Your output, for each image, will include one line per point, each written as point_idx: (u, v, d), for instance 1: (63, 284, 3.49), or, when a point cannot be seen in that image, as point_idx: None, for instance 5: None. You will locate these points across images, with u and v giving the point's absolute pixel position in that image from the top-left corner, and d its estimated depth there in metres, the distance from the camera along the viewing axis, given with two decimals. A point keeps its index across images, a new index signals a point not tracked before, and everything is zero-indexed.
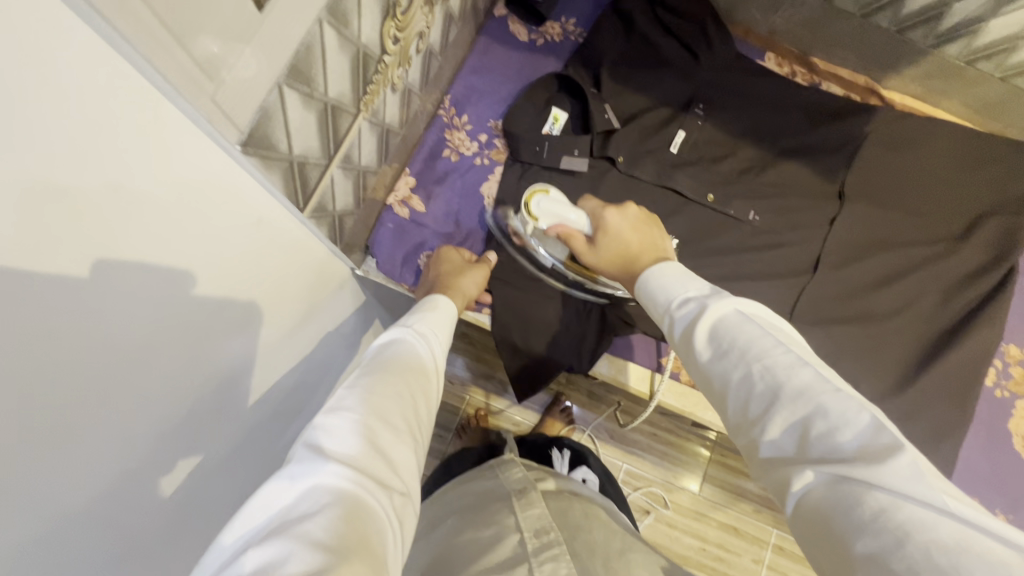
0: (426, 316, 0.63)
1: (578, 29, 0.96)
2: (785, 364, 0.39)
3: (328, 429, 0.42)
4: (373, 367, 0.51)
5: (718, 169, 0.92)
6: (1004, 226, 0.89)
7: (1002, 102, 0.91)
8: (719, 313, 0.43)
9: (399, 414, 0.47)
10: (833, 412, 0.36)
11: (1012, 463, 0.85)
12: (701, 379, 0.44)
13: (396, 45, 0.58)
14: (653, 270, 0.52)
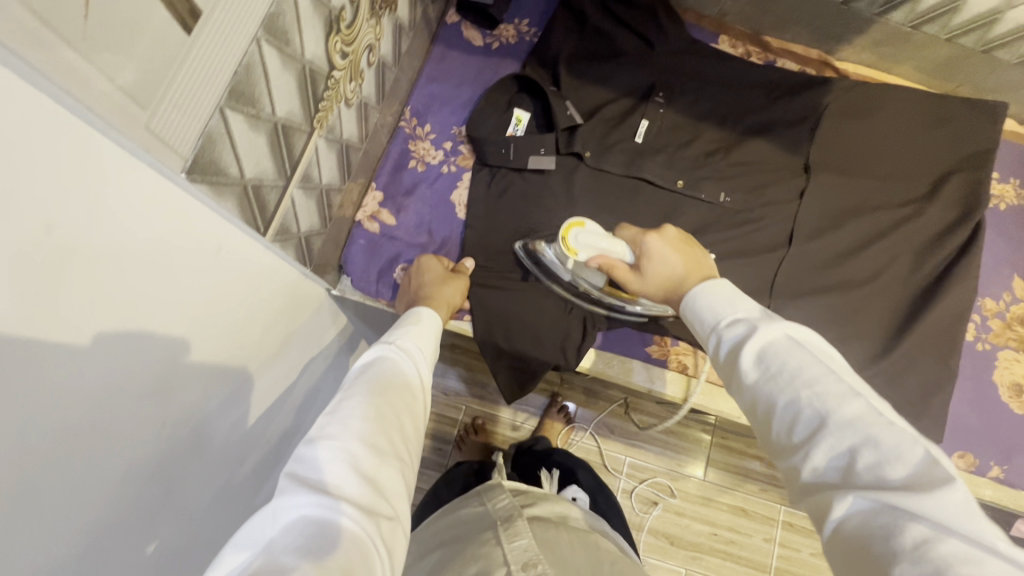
0: (410, 329, 0.60)
1: (532, 29, 0.96)
2: (838, 392, 0.42)
3: (308, 460, 0.41)
4: (361, 387, 0.49)
5: (684, 154, 0.92)
6: (966, 183, 0.90)
7: (952, 62, 0.93)
8: (770, 337, 0.47)
9: (383, 436, 0.45)
10: (882, 442, 0.39)
11: (1000, 413, 0.86)
12: (744, 395, 0.48)
13: (345, 59, 0.57)
14: (696, 288, 0.57)
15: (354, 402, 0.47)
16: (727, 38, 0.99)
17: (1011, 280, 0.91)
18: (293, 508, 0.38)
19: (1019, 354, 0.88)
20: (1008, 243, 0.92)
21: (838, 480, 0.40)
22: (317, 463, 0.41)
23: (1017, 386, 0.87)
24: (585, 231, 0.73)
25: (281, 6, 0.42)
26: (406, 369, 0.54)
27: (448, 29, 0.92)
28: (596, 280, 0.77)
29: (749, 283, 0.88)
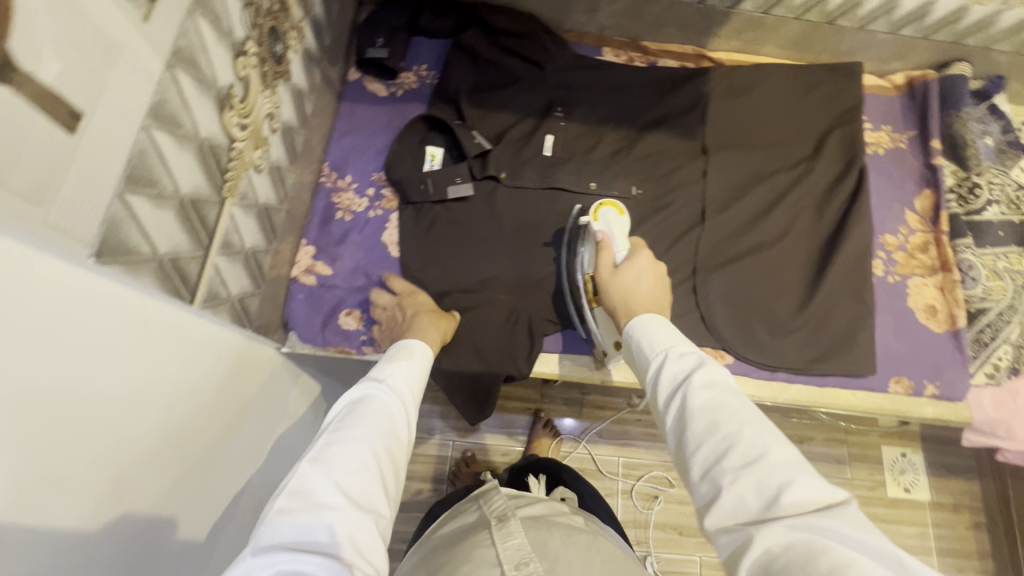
0: (399, 370, 0.63)
1: (431, 72, 1.03)
2: (769, 433, 0.50)
3: (294, 508, 0.45)
4: (345, 433, 0.52)
5: (592, 159, 1.00)
6: (844, 137, 1.00)
7: (807, 36, 1.04)
8: (718, 375, 0.55)
9: (363, 487, 0.48)
10: (803, 483, 0.45)
11: (921, 336, 0.93)
12: (680, 422, 0.53)
13: (244, 131, 0.62)
14: (649, 316, 0.65)
15: (343, 447, 0.50)
16: (610, 49, 1.08)
17: (904, 215, 1.00)
18: (274, 563, 0.41)
19: (926, 279, 0.97)
20: (893, 183, 1.02)
21: (759, 509, 0.45)
22: (303, 516, 0.44)
23: (931, 308, 0.95)
24: (618, 218, 0.83)
25: (164, 95, 0.47)
26: (393, 411, 0.57)
27: (352, 86, 0.98)
28: (585, 264, 0.82)
29: (674, 264, 0.94)
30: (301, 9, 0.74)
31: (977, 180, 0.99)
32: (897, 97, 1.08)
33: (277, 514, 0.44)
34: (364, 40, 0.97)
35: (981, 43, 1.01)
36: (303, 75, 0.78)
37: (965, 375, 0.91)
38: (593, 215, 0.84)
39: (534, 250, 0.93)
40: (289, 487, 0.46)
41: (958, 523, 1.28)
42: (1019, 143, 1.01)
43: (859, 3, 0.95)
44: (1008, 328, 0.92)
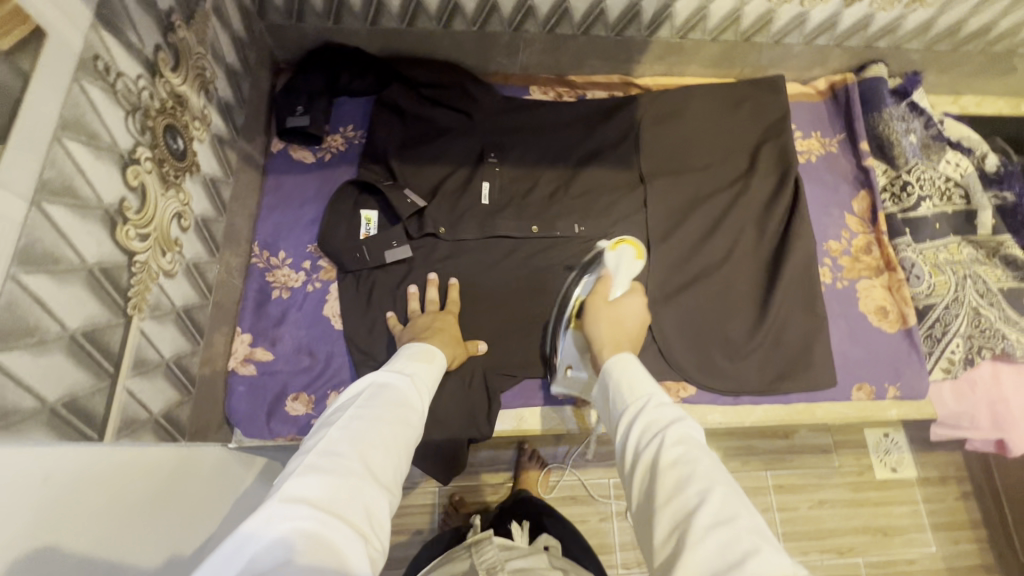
0: (419, 365, 0.65)
1: (358, 131, 1.00)
2: (737, 498, 0.48)
3: (318, 470, 0.46)
4: (368, 411, 0.53)
5: (531, 202, 0.98)
6: (776, 150, 1.01)
7: (727, 54, 1.05)
8: (689, 430, 0.53)
9: (379, 465, 0.50)
10: (768, 552, 0.43)
11: (876, 339, 0.94)
12: (646, 473, 0.52)
13: (146, 239, 0.58)
14: (626, 356, 0.66)
15: (364, 425, 0.52)
16: (537, 86, 1.07)
17: (844, 219, 1.02)
18: (289, 517, 0.41)
19: (873, 280, 0.98)
20: (829, 189, 1.03)
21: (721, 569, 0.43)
22: (324, 480, 0.45)
23: (882, 309, 0.96)
24: (632, 262, 0.79)
25: (34, 236, 0.43)
26: (411, 402, 0.59)
27: (276, 157, 0.95)
28: (576, 293, 0.83)
29: None
30: (202, 98, 0.71)
31: (908, 178, 1.00)
32: (822, 102, 1.10)
33: (303, 474, 0.45)
34: (282, 110, 0.94)
35: (892, 44, 1.03)
36: (215, 162, 0.75)
37: (923, 372, 0.92)
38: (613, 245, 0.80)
39: (483, 304, 0.91)
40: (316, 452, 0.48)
41: (948, 496, 1.29)
42: (942, 135, 1.04)
43: (771, 20, 0.96)
44: (957, 319, 0.93)
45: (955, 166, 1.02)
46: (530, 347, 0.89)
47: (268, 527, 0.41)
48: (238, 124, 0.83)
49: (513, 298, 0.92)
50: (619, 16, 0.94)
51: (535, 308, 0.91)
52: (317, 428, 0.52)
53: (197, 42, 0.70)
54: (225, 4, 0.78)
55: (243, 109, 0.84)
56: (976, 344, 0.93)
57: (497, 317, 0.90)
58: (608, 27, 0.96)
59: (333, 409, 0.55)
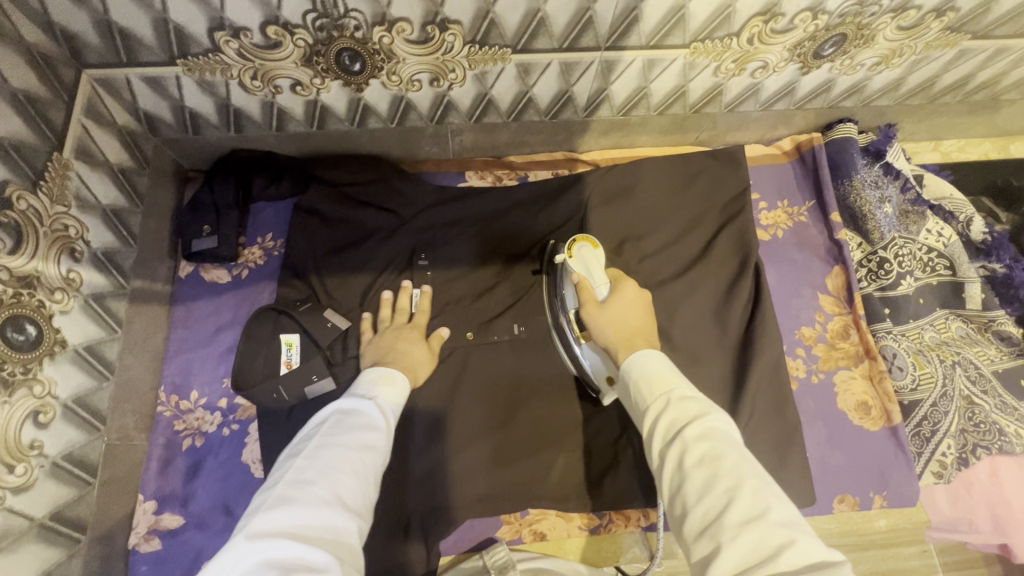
0: (385, 389, 0.67)
1: (277, 240, 0.91)
2: (769, 491, 0.46)
3: (284, 502, 0.48)
4: (334, 439, 0.55)
5: (467, 305, 0.88)
6: (736, 231, 0.92)
7: (677, 125, 0.95)
8: (716, 425, 0.50)
9: (348, 492, 0.52)
10: (804, 546, 0.42)
11: (859, 443, 0.84)
12: (674, 472, 0.49)
13: None
14: (646, 353, 0.61)
15: (331, 452, 0.54)
16: (473, 172, 0.98)
17: (817, 300, 0.92)
18: (259, 551, 0.44)
19: (853, 371, 0.88)
20: (798, 268, 0.94)
21: (755, 562, 0.41)
22: (291, 508, 0.48)
23: (863, 405, 0.86)
24: (594, 254, 0.79)
25: None
26: (377, 425, 0.60)
27: (185, 281, 0.86)
28: (567, 303, 0.81)
29: (577, 418, 0.83)
30: (65, 263, 0.63)
31: (885, 255, 0.91)
32: (788, 164, 1.00)
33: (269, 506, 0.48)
34: (187, 230, 0.85)
35: (860, 102, 0.93)
36: (93, 325, 0.67)
37: (912, 477, 0.83)
38: (568, 251, 0.79)
39: (417, 432, 0.81)
40: (282, 483, 0.50)
41: None
42: (921, 198, 0.95)
43: (721, 93, 0.86)
44: (947, 417, 0.84)
45: (937, 235, 0.93)
46: (470, 480, 0.80)
47: (235, 567, 0.43)
48: (127, 266, 0.75)
49: (451, 422, 0.82)
50: (550, 102, 0.84)
51: (475, 431, 0.82)
52: (283, 461, 0.54)
53: (53, 202, 0.62)
54: (94, 140, 0.69)
55: (133, 248, 0.76)
56: (970, 441, 0.83)
57: (433, 447, 0.81)
58: (540, 111, 0.86)
59: (300, 438, 0.57)
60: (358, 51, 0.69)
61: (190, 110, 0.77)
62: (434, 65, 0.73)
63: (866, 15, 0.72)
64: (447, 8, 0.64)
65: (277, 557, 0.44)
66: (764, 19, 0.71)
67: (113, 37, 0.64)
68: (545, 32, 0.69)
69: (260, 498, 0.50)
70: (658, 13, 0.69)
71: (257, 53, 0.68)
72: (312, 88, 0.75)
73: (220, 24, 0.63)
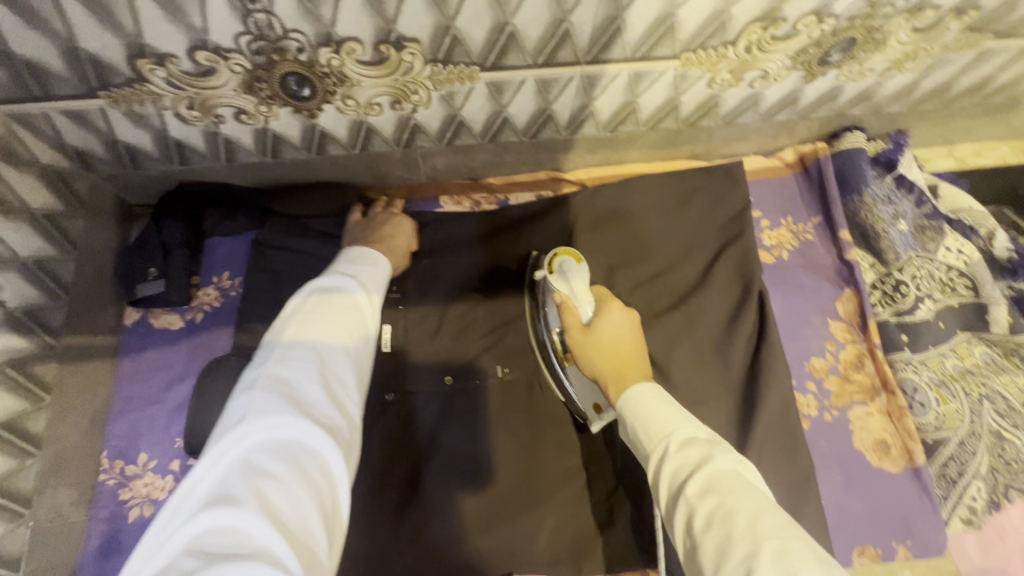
0: (367, 269, 0.64)
1: (235, 278, 0.83)
2: (798, 553, 0.37)
3: (279, 379, 0.47)
4: (322, 323, 0.53)
5: (444, 344, 0.80)
6: (735, 255, 0.84)
7: (670, 140, 0.87)
8: (723, 470, 0.43)
9: (343, 371, 0.51)
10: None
11: (881, 488, 0.76)
12: (685, 535, 0.43)
13: None
14: (642, 388, 0.53)
15: (320, 336, 0.52)
16: (449, 196, 0.90)
17: (828, 327, 0.84)
18: (263, 431, 0.44)
19: (869, 406, 0.80)
20: (805, 292, 0.86)
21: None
22: (289, 385, 0.47)
23: (882, 444, 0.78)
24: (577, 268, 0.71)
25: None
26: (360, 305, 0.58)
27: (131, 330, 0.78)
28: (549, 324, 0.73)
29: (567, 468, 0.76)
30: None
31: (901, 277, 0.84)
32: (791, 177, 0.92)
33: (264, 382, 0.47)
34: (131, 274, 0.77)
35: (869, 109, 0.85)
36: (8, 397, 0.63)
37: (939, 525, 0.75)
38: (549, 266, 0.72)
39: (389, 492, 0.73)
40: (273, 361, 0.49)
41: None
42: (938, 212, 0.88)
43: (716, 105, 0.78)
44: (976, 458, 0.76)
45: (957, 253, 0.85)
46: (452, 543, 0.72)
47: (241, 443, 0.43)
48: (56, 323, 0.68)
49: (427, 480, 0.74)
50: (529, 121, 0.76)
51: (454, 486, 0.74)
52: (267, 340, 0.52)
53: None
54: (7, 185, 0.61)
55: (66, 301, 0.69)
56: (1000, 483, 0.76)
57: (408, 509, 0.72)
58: (519, 130, 0.78)
59: (284, 313, 0.55)
60: (306, 75, 0.61)
61: (124, 144, 0.69)
62: (394, 87, 0.65)
63: (877, 17, 0.65)
64: (401, 24, 0.56)
65: (282, 434, 0.44)
66: (763, 24, 0.63)
67: (19, 70, 0.56)
68: (516, 47, 0.61)
69: (251, 373, 0.49)
70: (643, 23, 0.61)
71: (189, 80, 0.60)
72: (259, 116, 0.67)
73: (141, 50, 0.55)
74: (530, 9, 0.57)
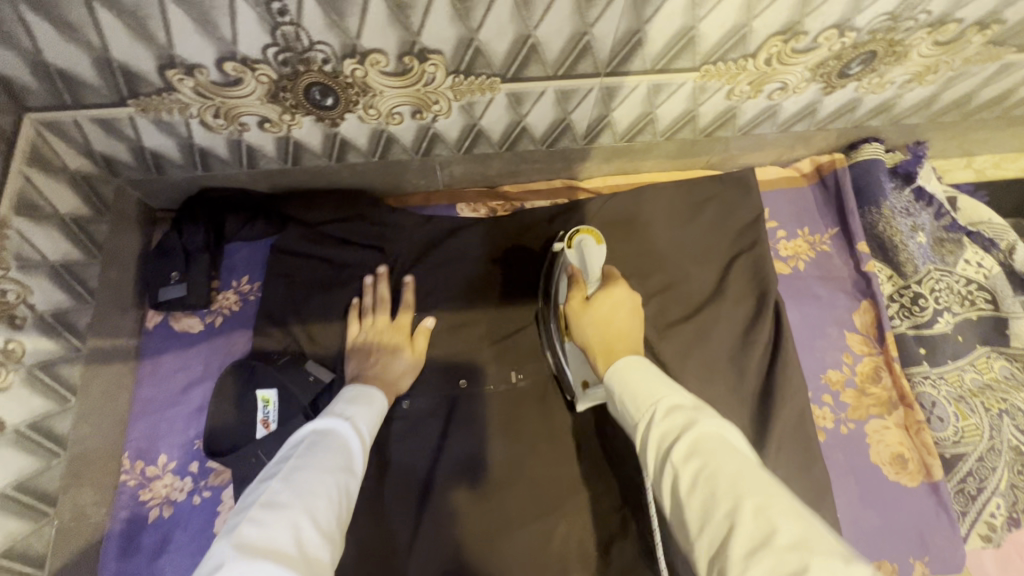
0: (360, 406, 0.62)
1: (254, 283, 0.84)
2: (779, 506, 0.36)
3: (260, 523, 0.43)
4: (312, 463, 0.50)
5: (458, 350, 0.81)
6: (750, 265, 0.84)
7: (686, 150, 0.87)
8: (707, 433, 0.42)
9: (328, 518, 0.47)
10: (822, 572, 0.32)
11: (898, 502, 0.76)
12: (672, 500, 0.42)
13: None
14: (632, 360, 0.53)
15: (313, 474, 0.49)
16: (466, 204, 0.90)
17: (844, 339, 0.84)
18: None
19: (886, 419, 0.79)
20: (821, 304, 0.85)
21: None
22: (268, 529, 0.43)
23: (899, 458, 0.78)
24: (595, 247, 0.73)
25: None
26: (349, 452, 0.55)
27: (153, 332, 0.79)
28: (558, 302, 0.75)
29: (581, 476, 0.76)
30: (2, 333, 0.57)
31: (919, 290, 0.83)
32: (807, 188, 0.92)
33: (244, 526, 0.43)
34: (154, 278, 0.79)
35: (887, 121, 0.85)
36: (39, 398, 0.61)
37: (957, 541, 0.74)
38: (570, 241, 0.74)
39: (404, 499, 0.74)
40: (257, 505, 0.45)
41: None
42: (956, 225, 0.87)
43: (734, 116, 0.78)
44: (995, 474, 0.76)
45: (976, 266, 0.85)
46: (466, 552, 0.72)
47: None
48: (82, 325, 0.68)
49: (441, 487, 0.74)
50: (547, 131, 0.77)
51: (467, 494, 0.74)
52: (258, 481, 0.49)
53: None
54: (39, 190, 0.63)
55: (91, 303, 0.69)
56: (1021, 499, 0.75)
57: (423, 517, 0.73)
58: (536, 140, 0.79)
59: (272, 462, 0.52)
60: (329, 85, 0.62)
61: (150, 151, 0.71)
62: (416, 98, 0.66)
63: (899, 31, 0.64)
64: (425, 37, 0.57)
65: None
66: (784, 38, 0.63)
67: (53, 79, 0.57)
68: (537, 59, 0.62)
69: (229, 525, 0.44)
70: (664, 36, 0.61)
71: (216, 90, 0.61)
72: (283, 124, 0.68)
73: (171, 61, 0.56)
74: (552, 22, 0.57)
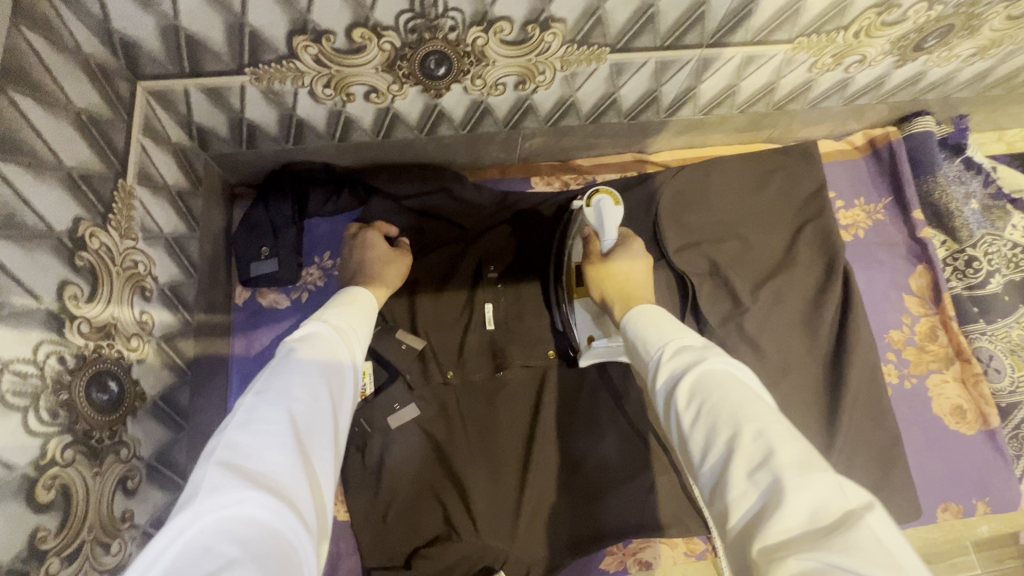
0: (348, 311, 0.55)
1: (337, 258, 0.83)
2: (775, 430, 0.37)
3: (241, 449, 0.38)
4: (294, 373, 0.44)
5: (546, 320, 0.80)
6: (817, 233, 0.88)
7: (755, 123, 0.90)
8: (714, 368, 0.42)
9: (318, 426, 0.42)
10: (797, 491, 0.33)
11: (961, 448, 0.82)
12: (680, 432, 0.42)
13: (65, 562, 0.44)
14: (640, 310, 0.55)
15: (296, 382, 0.43)
16: (541, 176, 0.92)
17: (903, 301, 0.89)
18: (224, 509, 0.34)
19: (945, 373, 0.86)
20: (883, 269, 0.91)
21: (761, 517, 0.34)
22: (254, 455, 0.37)
23: (958, 408, 0.84)
24: (614, 210, 0.68)
25: None
26: (338, 355, 0.49)
27: (241, 309, 0.79)
28: (570, 257, 0.75)
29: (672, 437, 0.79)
30: (138, 305, 0.56)
31: (974, 253, 0.90)
32: (861, 160, 0.96)
33: (225, 453, 0.37)
34: (244, 254, 0.78)
35: (940, 95, 0.90)
36: (164, 370, 0.60)
37: (1014, 480, 0.81)
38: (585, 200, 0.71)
39: (506, 467, 0.76)
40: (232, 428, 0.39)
41: None
42: (1001, 193, 0.94)
43: (809, 89, 0.82)
44: None
45: (1022, 231, 0.92)
46: (570, 512, 0.75)
47: (191, 529, 0.33)
48: (190, 300, 0.67)
49: (541, 452, 0.77)
50: (635, 103, 0.79)
51: (566, 459, 0.77)
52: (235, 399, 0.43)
53: (122, 237, 0.54)
54: (152, 161, 0.61)
55: (194, 277, 0.68)
56: None
57: (527, 481, 0.75)
58: (622, 112, 0.81)
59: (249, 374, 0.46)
60: (447, 54, 0.62)
61: (249, 122, 0.69)
62: (524, 67, 0.67)
63: (981, 5, 0.68)
64: (555, 5, 0.58)
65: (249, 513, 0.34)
66: (879, 11, 0.67)
67: (177, 47, 0.56)
68: (651, 29, 0.64)
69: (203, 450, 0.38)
70: (774, 7, 0.63)
71: (337, 59, 0.60)
72: (388, 95, 0.68)
73: (303, 27, 0.56)
74: None
